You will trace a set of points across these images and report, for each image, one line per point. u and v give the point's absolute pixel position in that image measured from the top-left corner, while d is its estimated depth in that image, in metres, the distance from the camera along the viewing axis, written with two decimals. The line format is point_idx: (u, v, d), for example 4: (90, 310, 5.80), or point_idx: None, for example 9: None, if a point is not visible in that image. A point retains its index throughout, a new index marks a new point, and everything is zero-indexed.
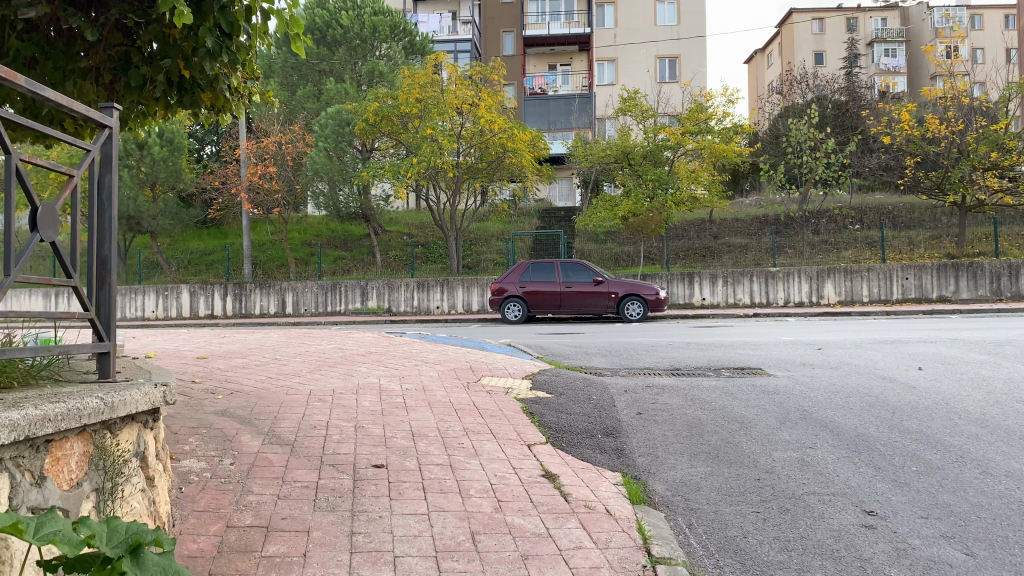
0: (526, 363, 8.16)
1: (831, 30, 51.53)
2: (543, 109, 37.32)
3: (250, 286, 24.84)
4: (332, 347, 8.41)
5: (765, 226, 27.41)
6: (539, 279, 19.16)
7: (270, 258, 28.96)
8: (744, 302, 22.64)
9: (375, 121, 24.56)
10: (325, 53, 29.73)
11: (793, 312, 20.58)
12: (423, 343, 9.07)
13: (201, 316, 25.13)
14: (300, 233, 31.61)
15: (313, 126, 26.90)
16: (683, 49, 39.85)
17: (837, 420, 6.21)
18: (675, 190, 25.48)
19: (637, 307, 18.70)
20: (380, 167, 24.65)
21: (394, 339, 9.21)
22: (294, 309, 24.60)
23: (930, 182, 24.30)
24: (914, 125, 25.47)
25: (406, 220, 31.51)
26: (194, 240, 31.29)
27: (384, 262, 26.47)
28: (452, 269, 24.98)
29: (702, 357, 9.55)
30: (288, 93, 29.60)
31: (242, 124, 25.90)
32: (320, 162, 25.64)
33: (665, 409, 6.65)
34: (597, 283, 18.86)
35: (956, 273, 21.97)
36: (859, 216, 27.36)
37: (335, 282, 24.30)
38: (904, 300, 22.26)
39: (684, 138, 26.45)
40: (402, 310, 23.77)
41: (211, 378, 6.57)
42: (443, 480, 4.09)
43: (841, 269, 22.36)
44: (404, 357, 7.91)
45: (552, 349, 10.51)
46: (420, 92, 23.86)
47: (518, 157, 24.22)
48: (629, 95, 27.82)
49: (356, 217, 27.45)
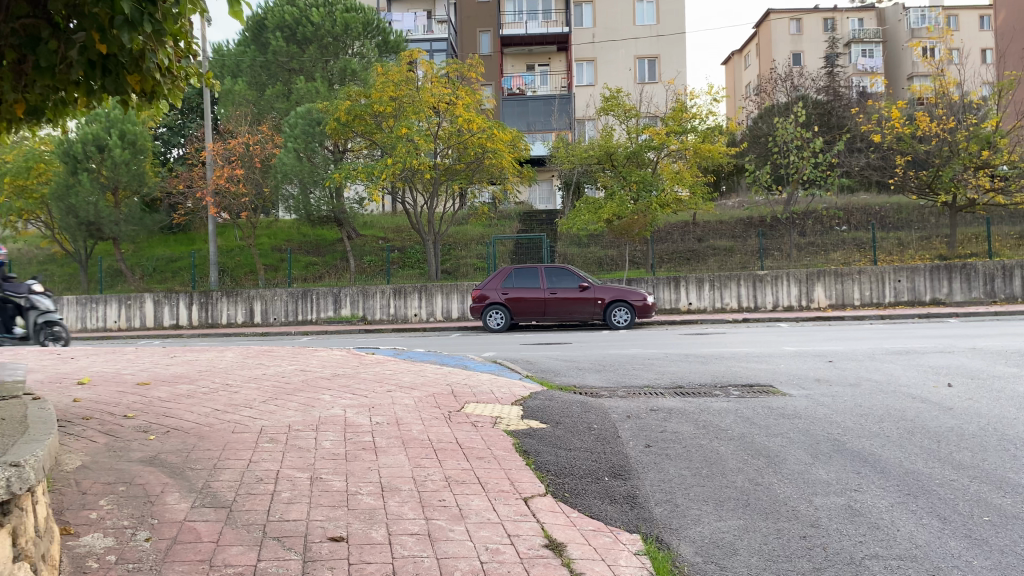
0: (512, 384, 7.25)
1: (808, 30, 51.08)
2: (522, 110, 36.45)
3: (217, 294, 23.75)
4: (294, 369, 7.46)
5: (751, 228, 26.79)
6: (522, 285, 18.28)
7: (239, 265, 27.92)
8: (731, 306, 21.90)
9: (348, 120, 23.67)
10: (294, 50, 28.69)
11: (785, 316, 19.87)
12: (397, 362, 8.15)
13: (166, 326, 24.00)
14: (271, 237, 30.53)
15: (282, 126, 25.92)
16: (662, 48, 39.20)
17: (876, 453, 5.37)
18: (658, 192, 24.61)
19: (624, 313, 17.86)
20: (353, 168, 23.64)
21: (364, 358, 8.27)
22: (262, 318, 23.53)
23: (920, 181, 23.71)
24: (904, 123, 24.77)
25: (381, 224, 30.58)
26: (160, 246, 30.12)
27: (359, 267, 25.60)
28: (430, 274, 24.11)
29: (705, 371, 8.69)
30: (257, 91, 28.49)
31: (207, 125, 24.85)
32: (290, 164, 24.63)
33: (677, 438, 5.75)
34: (582, 289, 17.98)
35: (949, 275, 21.29)
36: (844, 217, 26.77)
37: (306, 289, 23.29)
38: (896, 303, 21.59)
39: (668, 138, 25.53)
40: (377, 318, 22.77)
41: (147, 412, 5.62)
42: (419, 559, 3.18)
43: (831, 271, 21.72)
44: (375, 380, 6.99)
45: (538, 364, 9.62)
46: (394, 90, 22.98)
47: (498, 158, 23.26)
48: (610, 93, 26.85)
49: (328, 221, 26.47)
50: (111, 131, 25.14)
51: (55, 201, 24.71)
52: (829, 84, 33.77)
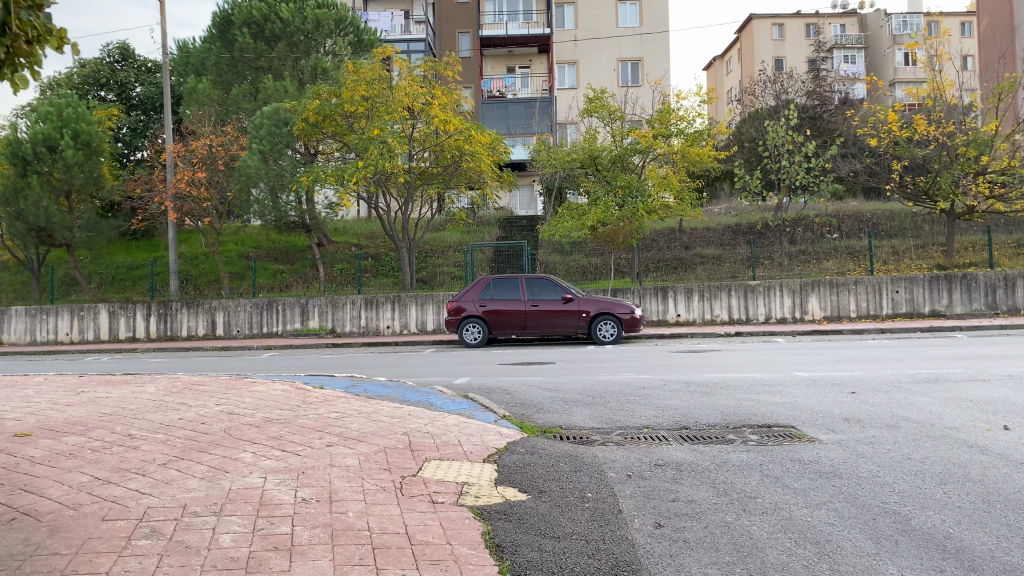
0: (484, 428, 5.92)
1: (791, 35, 50.39)
2: (502, 113, 35.14)
3: (177, 305, 22.26)
4: (219, 412, 6.10)
5: (739, 236, 25.80)
6: (500, 297, 17.01)
7: (202, 273, 26.54)
8: (721, 318, 20.76)
9: (317, 121, 22.38)
10: (263, 47, 27.18)
11: (779, 330, 18.70)
12: (349, 397, 6.81)
13: (122, 339, 22.48)
14: (237, 244, 29.09)
15: (247, 126, 24.49)
16: (645, 51, 38.18)
17: (958, 538, 4.11)
18: (645, 198, 23.31)
19: (611, 328, 16.60)
20: (322, 171, 22.25)
21: (308, 392, 6.92)
22: (225, 330, 22.08)
23: (916, 188, 22.74)
24: (901, 127, 23.74)
25: (354, 230, 29.36)
26: (121, 253, 28.55)
27: (328, 278, 24.33)
28: (405, 284, 22.78)
29: (713, 407, 7.45)
30: (222, 90, 26.98)
31: (168, 125, 23.48)
32: (255, 166, 23.20)
33: (693, 512, 4.49)
34: (565, 301, 16.71)
35: (950, 286, 20.24)
36: (836, 225, 25.79)
37: (272, 299, 21.88)
38: (894, 316, 20.51)
39: (655, 141, 24.36)
40: (347, 330, 21.38)
41: (2, 484, 4.26)
42: None
43: (826, 281, 20.60)
44: (314, 427, 5.63)
45: (518, 395, 8.32)
46: (367, 89, 21.69)
47: (476, 161, 22.01)
48: (594, 94, 25.54)
49: (296, 227, 25.11)
50: (63, 131, 23.55)
51: (4, 205, 23.12)
52: (817, 88, 32.90)
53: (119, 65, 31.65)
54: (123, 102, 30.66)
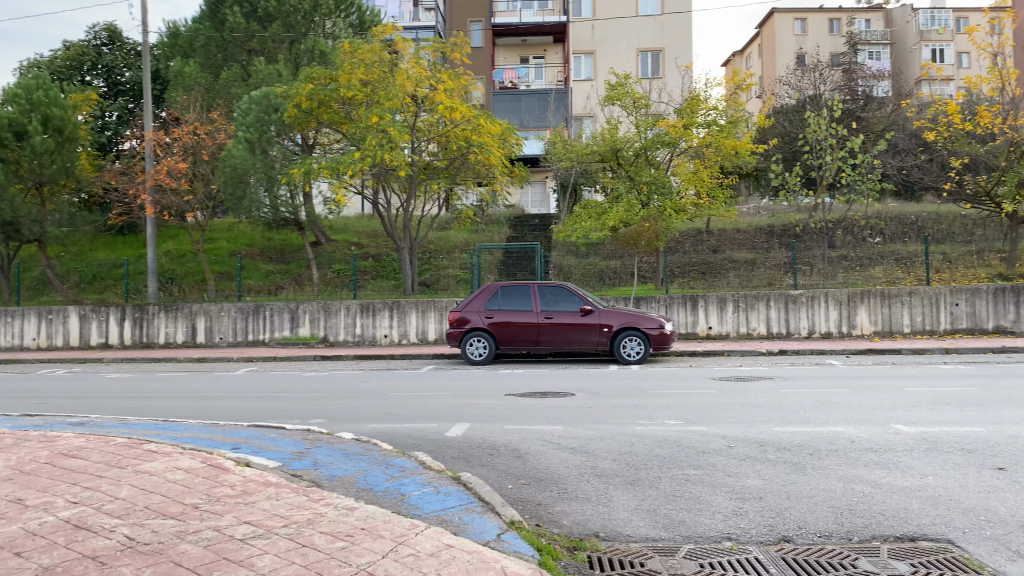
0: (480, 564, 3.61)
1: (815, 30, 47.97)
2: (514, 106, 32.90)
3: (153, 308, 20.05)
4: (58, 525, 3.84)
5: (772, 240, 24.00)
6: (510, 308, 14.75)
7: (188, 272, 24.50)
8: (759, 332, 18.35)
9: (311, 107, 20.41)
10: (255, 27, 24.96)
11: (829, 349, 16.25)
12: (281, 487, 4.54)
13: (94, 346, 20.39)
14: (228, 241, 26.96)
15: (235, 112, 22.33)
16: (666, 40, 35.63)
17: None
18: (672, 196, 20.97)
19: (637, 344, 14.27)
20: (314, 163, 19.82)
21: (221, 477, 4.64)
22: (207, 337, 19.84)
23: (978, 188, 20.18)
24: (962, 119, 21.18)
25: (354, 229, 27.38)
26: (103, 250, 26.49)
27: (322, 279, 22.32)
28: (407, 289, 20.46)
29: (813, 498, 5.17)
30: (211, 75, 24.86)
31: (149, 109, 21.46)
32: (239, 156, 20.85)
33: None
34: (584, 313, 14.42)
35: (1018, 298, 17.78)
36: (879, 228, 23.46)
37: (259, 304, 19.62)
38: (954, 331, 18.03)
39: (684, 132, 22.11)
40: (340, 339, 19.14)
41: None
42: None
43: (877, 291, 18.17)
44: (196, 569, 3.37)
45: (532, 463, 6.05)
46: (366, 72, 19.60)
47: (486, 154, 19.65)
48: (617, 80, 23.06)
49: (288, 223, 22.97)
50: (33, 115, 21.43)
51: None
52: (850, 82, 30.56)
53: (106, 47, 29.56)
54: (109, 87, 28.60)
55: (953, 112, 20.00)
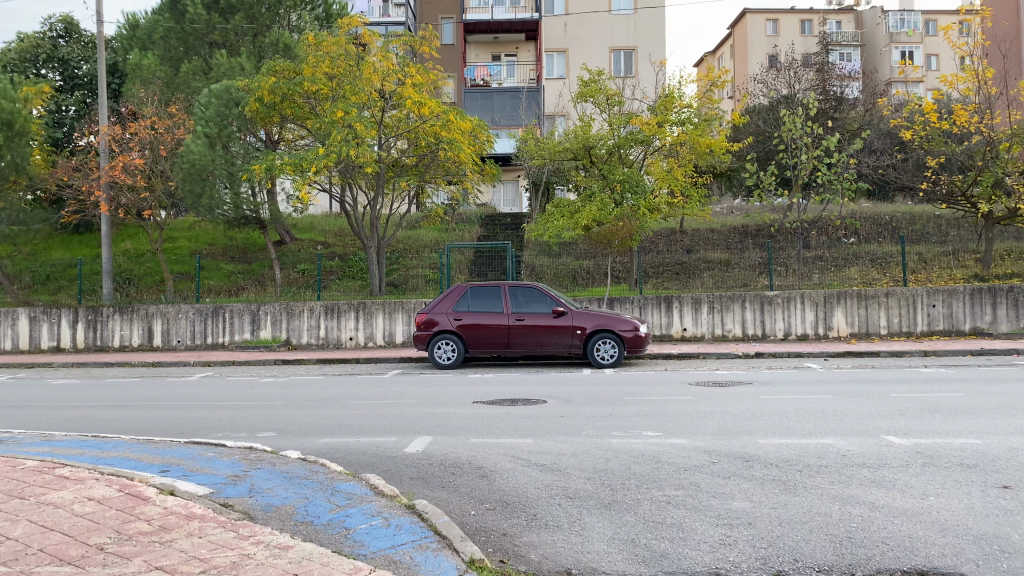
0: None
1: (786, 31, 47.96)
2: (485, 104, 32.42)
3: (107, 310, 19.21)
4: None
5: (746, 240, 23.70)
6: (480, 309, 14.18)
7: (146, 273, 23.63)
8: (734, 334, 17.95)
9: (273, 100, 19.67)
10: (216, 19, 24.14)
11: (805, 351, 15.89)
12: (207, 521, 3.92)
13: (45, 349, 19.50)
14: (190, 240, 26.14)
15: (195, 106, 21.53)
16: (639, 38, 35.25)
17: None
18: (645, 195, 20.52)
19: (611, 347, 13.80)
20: (277, 160, 19.09)
21: (138, 510, 4.02)
22: (163, 340, 19.04)
23: (953, 188, 19.97)
24: (937, 119, 20.96)
25: (321, 228, 26.68)
26: (57, 250, 25.51)
27: (286, 281, 21.63)
28: (374, 289, 19.83)
29: (807, 524, 4.65)
30: (171, 68, 24.02)
31: (103, 103, 20.61)
32: (198, 152, 20.10)
33: None
34: (556, 315, 13.90)
35: (994, 300, 17.52)
36: (854, 227, 23.20)
37: (218, 305, 18.86)
38: (931, 333, 17.78)
39: (658, 130, 21.68)
40: (303, 342, 18.47)
41: None
42: None
43: (852, 293, 17.85)
44: None
45: (498, 484, 5.48)
46: (330, 65, 18.88)
47: (455, 151, 19.08)
48: (590, 76, 22.56)
49: (250, 222, 22.22)
50: None
51: None
52: (823, 82, 30.40)
53: (62, 40, 28.54)
54: (66, 81, 27.65)
55: (929, 110, 19.77)
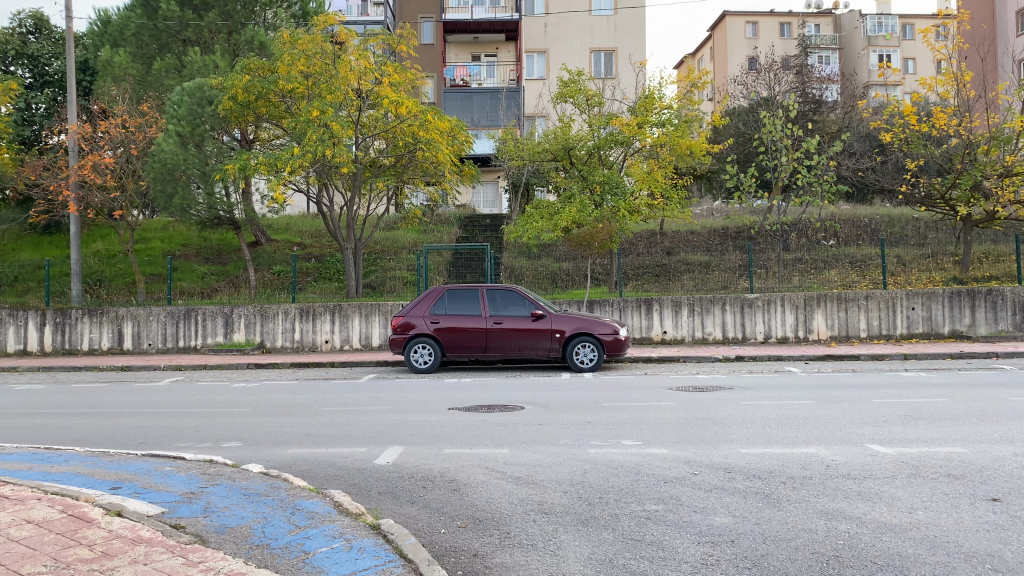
0: None
1: (765, 33, 48.11)
2: (465, 104, 32.20)
3: (76, 312, 18.74)
4: None
5: (726, 242, 23.61)
6: (457, 312, 13.92)
7: (118, 275, 23.14)
8: (714, 336, 17.81)
9: (247, 99, 19.27)
10: (190, 16, 23.69)
11: (785, 354, 15.78)
12: (154, 545, 3.65)
13: (11, 352, 19.01)
14: (163, 241, 25.68)
15: (167, 104, 21.08)
16: (619, 40, 35.13)
17: None
18: (625, 197, 20.36)
19: (590, 351, 13.58)
20: (251, 159, 18.73)
21: (80, 534, 3.74)
22: (134, 343, 18.61)
23: (932, 191, 19.98)
24: (916, 122, 20.96)
25: (298, 228, 26.31)
26: (26, 250, 24.94)
27: (261, 283, 21.25)
28: (350, 291, 19.50)
29: (792, 542, 4.45)
30: (144, 65, 23.54)
31: (72, 100, 20.11)
32: (170, 151, 19.69)
33: None
34: (534, 318, 13.67)
35: (973, 303, 17.50)
36: (833, 230, 23.16)
37: (190, 308, 18.46)
38: (910, 336, 17.75)
39: (638, 131, 21.51)
40: (278, 345, 18.13)
41: None
42: None
43: (832, 295, 17.76)
44: None
45: (470, 499, 5.24)
46: (306, 63, 18.52)
47: (434, 151, 18.80)
48: (569, 76, 22.36)
49: (224, 222, 21.81)
50: None
51: None
52: (802, 85, 30.42)
53: (32, 36, 27.94)
54: (35, 78, 27.04)
55: (909, 113, 19.75)
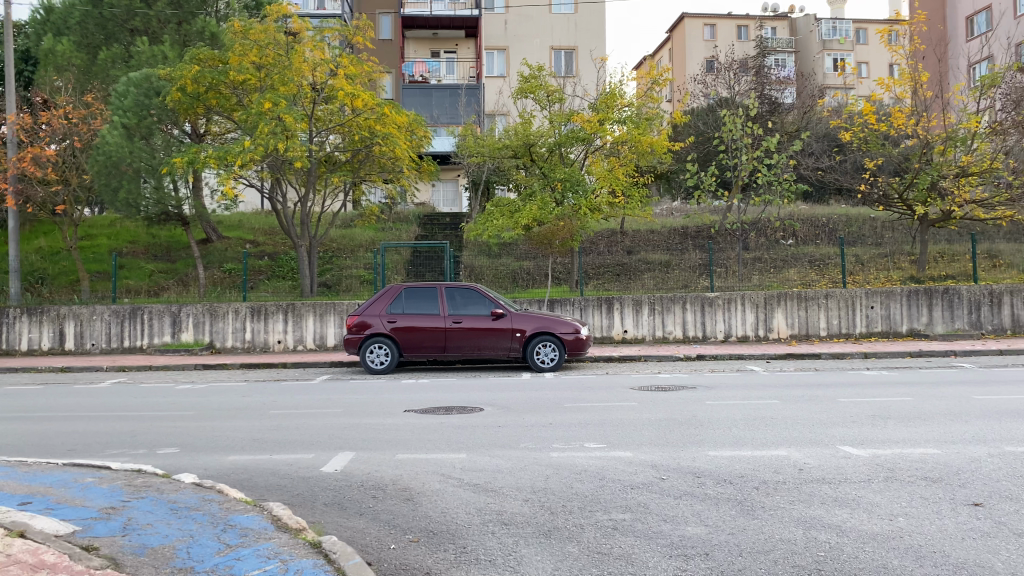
0: None
1: (724, 35, 48.44)
2: (424, 101, 31.75)
3: (14, 312, 17.87)
4: None
5: (686, 241, 23.48)
6: (415, 311, 13.49)
7: (60, 273, 22.20)
8: (675, 335, 17.63)
9: (197, 90, 18.57)
10: (137, 4, 22.85)
11: (747, 353, 15.62)
12: (57, 572, 3.19)
13: None
14: (109, 238, 24.74)
15: (112, 95, 20.24)
16: (579, 39, 34.96)
17: None
18: (586, 194, 20.10)
19: (551, 350, 13.25)
20: (200, 153, 18.04)
21: None
22: (76, 343, 17.80)
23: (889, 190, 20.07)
24: (874, 122, 21.06)
25: (251, 225, 25.60)
26: None
27: (211, 281, 20.56)
28: (305, 290, 18.96)
29: (771, 553, 4.14)
30: (89, 55, 22.62)
31: (10, 88, 19.17)
32: (115, 143, 18.89)
33: None
34: (494, 317, 13.31)
35: (931, 301, 17.55)
36: (792, 229, 23.16)
37: (135, 307, 17.72)
38: (869, 335, 17.77)
39: (600, 128, 21.26)
40: (228, 345, 17.49)
41: None
42: None
43: (793, 294, 17.67)
44: None
45: (424, 509, 4.84)
46: (258, 54, 17.93)
47: (391, 146, 18.30)
48: (530, 72, 22.03)
49: (172, 218, 21.05)
50: None
51: None
52: (761, 85, 30.53)
53: None
54: None
55: (868, 112, 19.82)
